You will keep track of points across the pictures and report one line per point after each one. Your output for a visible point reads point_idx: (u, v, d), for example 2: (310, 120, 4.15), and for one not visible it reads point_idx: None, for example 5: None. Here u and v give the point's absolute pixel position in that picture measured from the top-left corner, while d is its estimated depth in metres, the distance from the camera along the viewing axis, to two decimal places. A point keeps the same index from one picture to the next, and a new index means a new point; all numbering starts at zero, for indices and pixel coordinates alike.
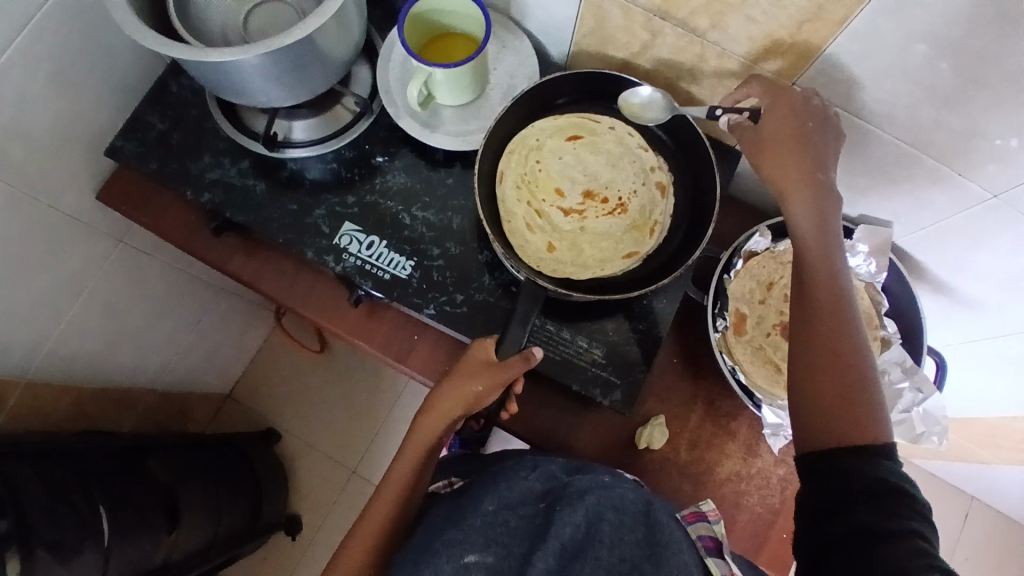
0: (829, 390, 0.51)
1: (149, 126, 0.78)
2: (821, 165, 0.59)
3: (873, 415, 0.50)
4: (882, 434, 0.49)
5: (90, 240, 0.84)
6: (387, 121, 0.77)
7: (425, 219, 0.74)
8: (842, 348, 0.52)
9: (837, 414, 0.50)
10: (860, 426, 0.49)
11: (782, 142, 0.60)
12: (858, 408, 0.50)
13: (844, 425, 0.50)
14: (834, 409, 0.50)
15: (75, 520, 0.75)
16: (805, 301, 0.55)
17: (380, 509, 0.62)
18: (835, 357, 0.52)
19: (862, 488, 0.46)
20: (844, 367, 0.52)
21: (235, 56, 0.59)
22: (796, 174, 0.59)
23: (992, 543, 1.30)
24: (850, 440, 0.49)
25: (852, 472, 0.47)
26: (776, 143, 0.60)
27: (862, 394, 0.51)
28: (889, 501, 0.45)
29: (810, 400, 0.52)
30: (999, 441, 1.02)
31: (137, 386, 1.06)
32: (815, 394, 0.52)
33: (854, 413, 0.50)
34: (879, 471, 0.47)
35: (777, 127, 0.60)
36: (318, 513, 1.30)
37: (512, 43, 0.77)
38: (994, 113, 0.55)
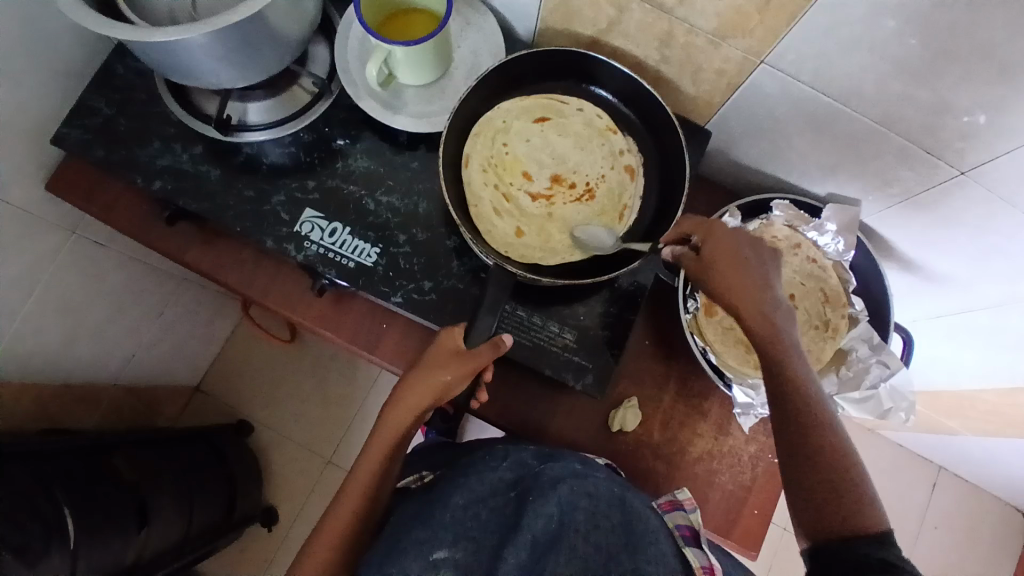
0: (829, 498, 0.50)
1: (95, 112, 0.74)
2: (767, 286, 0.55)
3: (869, 505, 0.49)
4: (879, 519, 0.49)
5: (41, 234, 0.80)
6: (347, 103, 0.75)
7: (390, 204, 0.72)
8: (831, 452, 0.51)
9: (841, 505, 0.49)
10: (855, 517, 0.49)
11: (733, 265, 0.55)
12: (855, 503, 0.49)
13: (851, 519, 0.49)
14: (836, 513, 0.49)
15: (38, 522, 0.72)
16: (788, 421, 0.52)
17: (347, 504, 0.60)
18: (830, 463, 0.50)
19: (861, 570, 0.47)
20: (836, 473, 0.50)
21: (180, 35, 0.56)
22: (745, 295, 0.54)
23: (960, 510, 1.34)
24: (854, 534, 0.49)
25: (859, 559, 0.47)
26: (719, 264, 0.56)
27: (856, 491, 0.50)
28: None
29: (816, 502, 0.50)
30: (966, 412, 1.05)
31: (99, 382, 1.02)
32: (813, 503, 0.50)
33: (851, 507, 0.49)
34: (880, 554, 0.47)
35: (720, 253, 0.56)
36: (295, 504, 1.29)
37: (476, 20, 0.75)
38: (961, 89, 0.54)
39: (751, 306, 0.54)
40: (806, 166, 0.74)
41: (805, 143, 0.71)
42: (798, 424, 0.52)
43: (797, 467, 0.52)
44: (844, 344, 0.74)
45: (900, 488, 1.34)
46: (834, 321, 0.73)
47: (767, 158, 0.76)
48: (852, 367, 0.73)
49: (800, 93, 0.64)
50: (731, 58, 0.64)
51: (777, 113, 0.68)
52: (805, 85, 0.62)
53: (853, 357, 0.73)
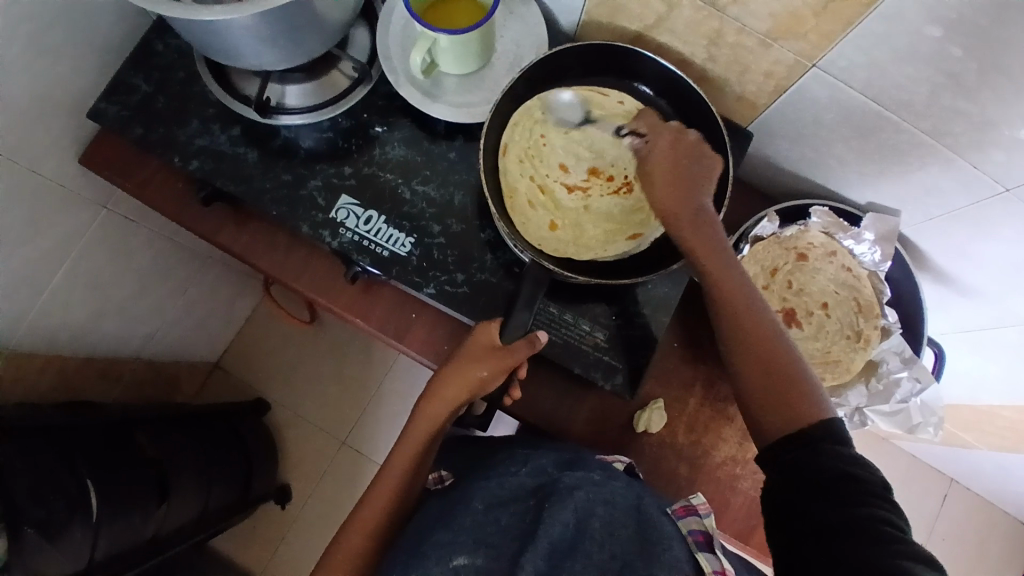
0: (767, 390, 0.55)
1: (133, 89, 0.73)
2: (700, 192, 0.61)
3: (808, 399, 0.54)
4: (819, 411, 0.53)
5: (73, 209, 0.80)
6: (386, 89, 0.74)
7: (425, 194, 0.71)
8: (764, 343, 0.56)
9: (783, 393, 0.54)
10: (797, 409, 0.53)
11: (672, 172, 0.62)
12: (796, 395, 0.54)
13: (793, 406, 0.53)
14: (780, 407, 0.54)
15: (61, 495, 0.73)
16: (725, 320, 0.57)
17: (383, 493, 0.62)
18: (763, 355, 0.55)
19: (824, 483, 0.49)
20: (773, 366, 0.55)
21: (225, 15, 0.55)
22: (682, 198, 0.61)
23: (969, 523, 1.34)
24: (796, 428, 0.53)
25: (819, 477, 0.49)
26: (659, 180, 0.62)
27: (795, 380, 0.54)
28: (853, 488, 0.48)
29: (757, 394, 0.55)
30: (986, 428, 1.04)
31: (122, 357, 1.03)
32: (762, 397, 0.55)
33: (794, 398, 0.54)
34: (833, 464, 0.50)
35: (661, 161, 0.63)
36: (307, 485, 1.30)
37: (519, 10, 0.74)
38: (1015, 106, 0.53)
39: (682, 208, 0.60)
40: (847, 173, 0.73)
41: (849, 151, 0.70)
42: (733, 322, 0.57)
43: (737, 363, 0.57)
44: (875, 356, 0.73)
45: (910, 498, 1.33)
46: (866, 332, 0.72)
47: (809, 164, 0.75)
48: (883, 380, 0.73)
49: (850, 100, 0.62)
50: (781, 61, 0.62)
51: (823, 119, 0.67)
52: (857, 93, 0.61)
53: (885, 369, 0.72)
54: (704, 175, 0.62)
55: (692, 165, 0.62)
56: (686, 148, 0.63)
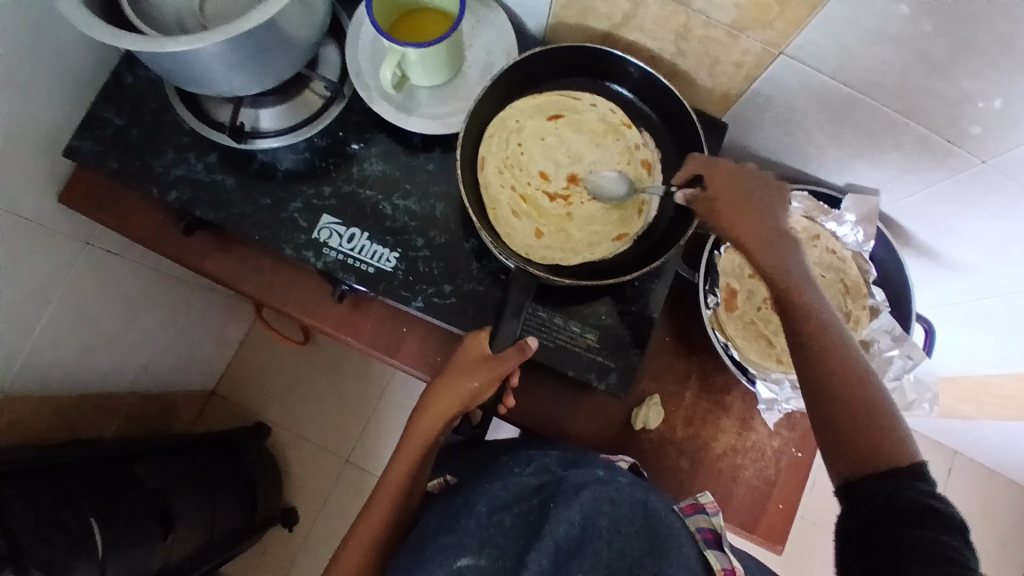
0: (855, 433, 0.49)
1: (105, 123, 0.73)
2: (772, 220, 0.57)
3: (896, 439, 0.48)
4: (908, 454, 0.47)
5: (54, 247, 0.80)
6: (360, 106, 0.74)
7: (407, 208, 0.71)
8: (851, 379, 0.49)
9: (870, 438, 0.48)
10: (881, 451, 0.48)
11: (739, 202, 0.57)
12: (881, 437, 0.48)
13: (882, 449, 0.48)
14: (865, 452, 0.48)
15: (65, 535, 0.72)
16: (807, 358, 0.51)
17: (380, 507, 0.62)
18: (851, 391, 0.49)
19: (897, 514, 0.45)
20: (861, 406, 0.49)
21: (192, 44, 0.55)
22: (753, 225, 0.56)
23: (972, 491, 1.34)
24: (880, 473, 0.47)
25: (894, 502, 0.45)
26: (724, 204, 0.58)
27: (884, 420, 0.48)
28: (930, 522, 0.44)
29: (845, 439, 0.49)
30: (980, 397, 1.05)
31: (117, 391, 1.02)
32: (843, 436, 0.49)
33: (880, 441, 0.48)
34: (914, 496, 0.45)
35: (726, 192, 0.58)
36: (313, 506, 1.29)
37: (487, 18, 0.74)
38: (985, 79, 0.54)
39: (754, 234, 0.56)
40: (825, 156, 0.74)
41: (825, 135, 0.70)
42: (817, 354, 0.51)
43: (820, 407, 0.51)
44: (866, 336, 0.72)
45: None
46: (855, 313, 0.73)
47: (786, 150, 0.76)
48: (874, 359, 0.72)
49: (821, 85, 0.63)
50: (751, 50, 0.62)
51: (795, 105, 0.67)
52: (827, 77, 0.61)
53: (875, 349, 0.72)
54: (776, 208, 0.57)
55: (761, 193, 0.58)
56: (748, 179, 0.58)
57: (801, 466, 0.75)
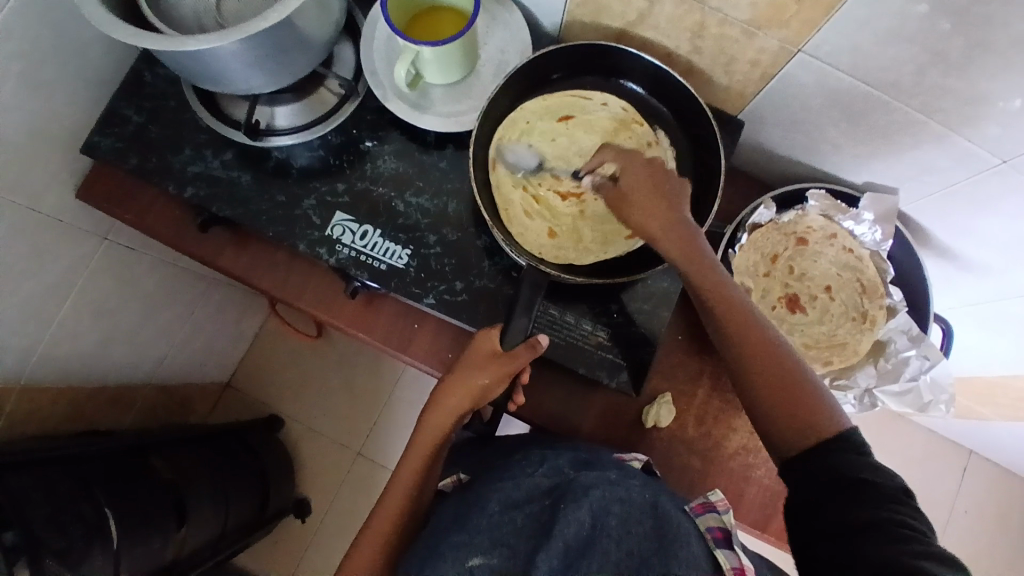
0: (781, 407, 0.53)
1: (125, 120, 0.74)
2: (679, 211, 0.61)
3: (817, 408, 0.53)
4: (836, 422, 0.52)
5: (74, 242, 0.81)
6: (375, 104, 0.74)
7: (419, 205, 0.71)
8: (768, 358, 0.54)
9: (793, 412, 0.53)
10: (812, 421, 0.52)
11: (650, 193, 0.62)
12: (811, 408, 0.53)
13: (806, 420, 0.52)
14: (798, 423, 0.52)
15: (81, 524, 0.74)
16: (729, 344, 0.56)
17: (394, 500, 0.62)
18: (769, 370, 0.54)
19: (837, 482, 0.49)
20: (780, 381, 0.54)
21: (209, 44, 0.56)
22: (667, 221, 0.61)
23: (989, 495, 1.32)
24: (818, 440, 0.52)
25: (834, 478, 0.49)
26: (639, 202, 0.62)
27: (804, 392, 0.53)
28: (869, 492, 0.47)
29: (770, 415, 0.54)
30: (999, 400, 1.03)
31: (134, 383, 1.04)
32: (775, 409, 0.54)
33: (804, 410, 0.53)
34: (847, 468, 0.49)
35: (637, 184, 0.63)
36: (326, 498, 1.31)
37: (502, 16, 0.74)
38: (1004, 77, 0.53)
39: (667, 229, 0.60)
40: (842, 155, 0.73)
41: (842, 133, 0.69)
42: (736, 336, 0.56)
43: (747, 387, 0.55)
44: (882, 335, 0.72)
45: (930, 473, 1.32)
46: (872, 313, 0.72)
47: (802, 148, 0.75)
48: (890, 359, 0.72)
49: (837, 83, 0.62)
50: (766, 48, 0.62)
51: (812, 103, 0.66)
52: (844, 75, 0.60)
53: (892, 348, 0.72)
54: (682, 198, 0.62)
55: (670, 183, 0.63)
56: (658, 171, 0.63)
57: None
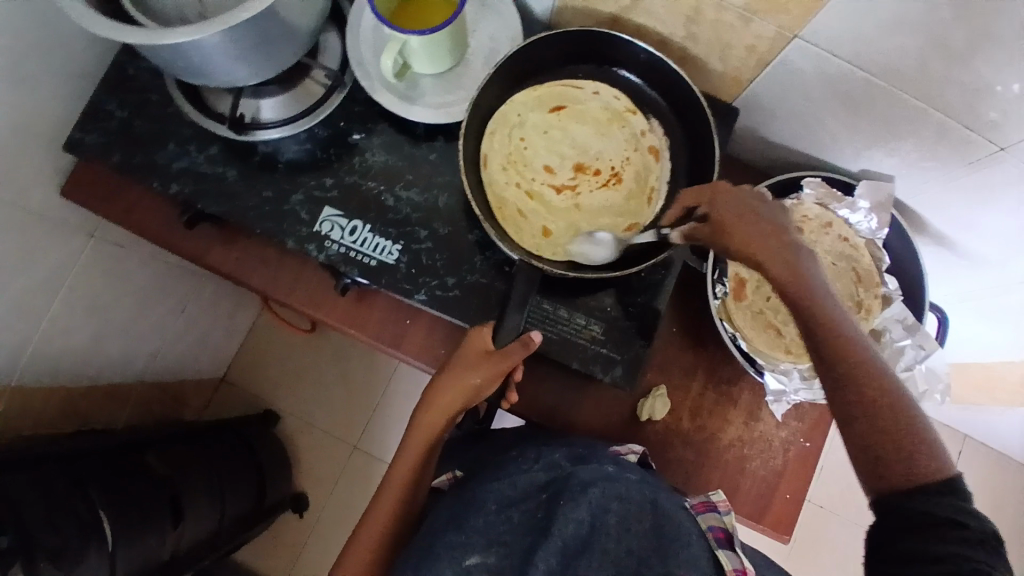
0: (896, 456, 0.45)
1: (108, 115, 0.72)
2: (783, 232, 0.50)
3: (936, 458, 0.45)
4: (948, 469, 0.45)
5: (60, 239, 0.80)
6: (363, 95, 0.73)
7: (410, 199, 0.70)
8: (889, 401, 0.46)
9: (908, 461, 0.45)
10: (918, 466, 0.45)
11: (746, 215, 0.51)
12: (919, 451, 0.45)
13: (922, 471, 0.45)
14: (901, 469, 0.45)
15: (75, 524, 0.73)
16: (845, 385, 0.47)
17: (387, 501, 0.62)
18: (887, 415, 0.46)
19: (926, 528, 0.44)
20: (900, 428, 0.45)
21: (189, 36, 0.54)
22: (757, 236, 0.50)
23: (984, 479, 1.33)
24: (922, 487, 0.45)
25: (928, 521, 0.44)
26: (728, 216, 0.52)
27: (923, 439, 0.45)
28: (961, 538, 0.43)
29: (884, 464, 0.46)
30: (995, 386, 1.03)
31: (127, 380, 1.03)
32: (879, 453, 0.46)
33: (922, 460, 0.45)
34: (944, 512, 0.44)
35: (730, 207, 0.52)
36: (323, 491, 1.31)
37: (491, 3, 0.72)
38: (1006, 63, 0.51)
39: (758, 245, 0.50)
40: (839, 143, 0.71)
41: (839, 121, 0.68)
42: (853, 377, 0.46)
43: (857, 431, 0.47)
44: (878, 325, 0.71)
45: None
46: (867, 303, 0.71)
47: (798, 137, 0.74)
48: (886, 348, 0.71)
49: (835, 69, 0.60)
50: (763, 34, 0.60)
51: (809, 90, 0.65)
52: (842, 62, 0.59)
53: (887, 338, 0.71)
54: (780, 217, 0.51)
55: (765, 203, 0.52)
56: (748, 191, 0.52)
57: (809, 459, 0.74)
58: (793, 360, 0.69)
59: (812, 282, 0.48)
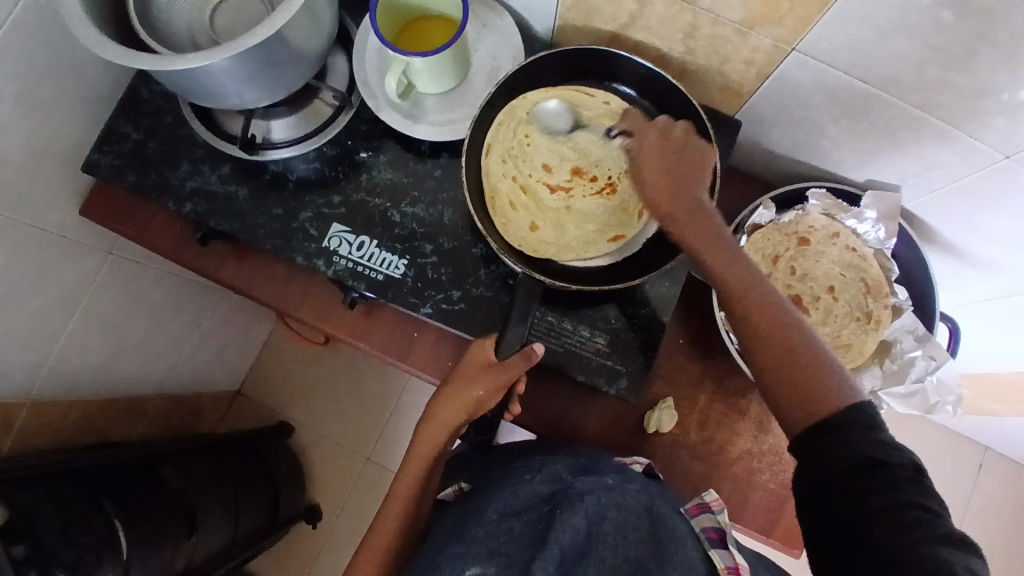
0: (782, 377, 0.51)
1: (124, 138, 0.75)
2: (692, 180, 0.60)
3: (824, 382, 0.50)
4: (845, 396, 0.49)
5: (78, 257, 0.83)
6: (369, 114, 0.74)
7: (415, 215, 0.71)
8: (769, 326, 0.53)
9: (792, 383, 0.51)
10: (812, 391, 0.50)
11: (663, 167, 0.61)
12: (815, 385, 0.50)
13: (808, 391, 0.50)
14: (793, 392, 0.50)
15: (92, 537, 0.75)
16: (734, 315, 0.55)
17: (388, 525, 0.63)
18: (769, 339, 0.52)
19: (843, 457, 0.46)
20: (782, 349, 0.52)
21: (199, 62, 0.56)
22: (671, 194, 0.60)
23: (1007, 491, 1.30)
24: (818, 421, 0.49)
25: (848, 459, 0.46)
26: (646, 171, 0.61)
27: (809, 362, 0.51)
28: (881, 462, 0.45)
29: (777, 388, 0.52)
30: (1014, 396, 1.01)
31: (143, 394, 1.06)
32: (777, 380, 0.52)
33: (806, 382, 0.50)
34: (860, 447, 0.46)
35: (649, 159, 0.62)
36: (336, 503, 1.32)
37: (493, 22, 0.74)
38: (1006, 70, 0.51)
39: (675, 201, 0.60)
40: (842, 152, 0.71)
41: (841, 131, 0.68)
42: (739, 307, 0.54)
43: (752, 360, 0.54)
44: (889, 336, 0.71)
45: (944, 470, 1.30)
46: (877, 313, 0.70)
47: (801, 148, 0.74)
48: (896, 360, 0.70)
49: (834, 81, 0.61)
50: (760, 48, 0.61)
51: (810, 102, 0.65)
52: (840, 73, 0.59)
53: (898, 349, 0.70)
54: (699, 168, 0.61)
55: (683, 155, 0.61)
56: (672, 144, 0.62)
57: None
58: None
59: (715, 236, 0.57)
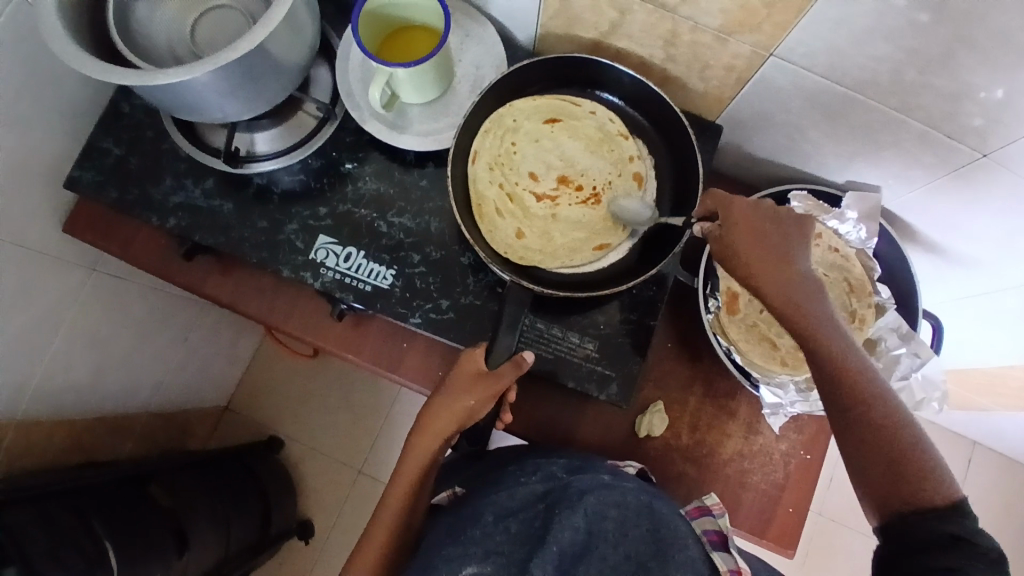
0: (891, 475, 0.49)
1: (105, 153, 0.74)
2: (788, 257, 0.55)
3: (934, 479, 0.48)
4: (948, 489, 0.48)
5: (61, 274, 0.81)
6: (353, 125, 0.74)
7: (402, 225, 0.71)
8: (879, 421, 0.50)
9: (901, 483, 0.49)
10: (920, 490, 0.48)
11: (759, 249, 0.55)
12: (919, 481, 0.48)
13: (915, 491, 0.48)
14: (900, 488, 0.49)
15: (81, 558, 0.73)
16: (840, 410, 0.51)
17: (377, 537, 0.62)
18: (879, 438, 0.50)
19: (932, 548, 0.46)
20: (889, 446, 0.49)
21: (179, 76, 0.56)
22: (772, 279, 0.54)
23: (995, 484, 1.31)
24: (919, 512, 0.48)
25: (932, 535, 0.47)
26: (742, 252, 0.55)
27: (919, 460, 0.49)
28: (969, 555, 0.45)
29: (879, 485, 0.50)
30: (998, 390, 1.02)
31: (130, 411, 1.04)
32: (877, 473, 0.50)
33: (915, 481, 0.48)
34: (949, 528, 0.46)
35: (744, 242, 0.55)
36: (328, 517, 1.31)
37: (476, 33, 0.74)
38: (981, 71, 0.52)
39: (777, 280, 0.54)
40: (823, 154, 0.72)
41: (821, 134, 0.69)
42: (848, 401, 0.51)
43: (852, 451, 0.51)
44: (873, 334, 0.71)
45: None
46: (861, 312, 0.70)
47: (783, 151, 0.75)
48: (882, 358, 0.71)
49: (814, 85, 0.62)
50: (740, 54, 0.62)
51: (791, 106, 0.66)
52: (819, 77, 0.60)
53: (882, 347, 0.71)
54: (795, 242, 0.55)
55: (778, 229, 0.55)
56: (766, 220, 0.56)
57: (810, 471, 0.74)
58: (788, 373, 0.69)
59: (821, 319, 0.53)
